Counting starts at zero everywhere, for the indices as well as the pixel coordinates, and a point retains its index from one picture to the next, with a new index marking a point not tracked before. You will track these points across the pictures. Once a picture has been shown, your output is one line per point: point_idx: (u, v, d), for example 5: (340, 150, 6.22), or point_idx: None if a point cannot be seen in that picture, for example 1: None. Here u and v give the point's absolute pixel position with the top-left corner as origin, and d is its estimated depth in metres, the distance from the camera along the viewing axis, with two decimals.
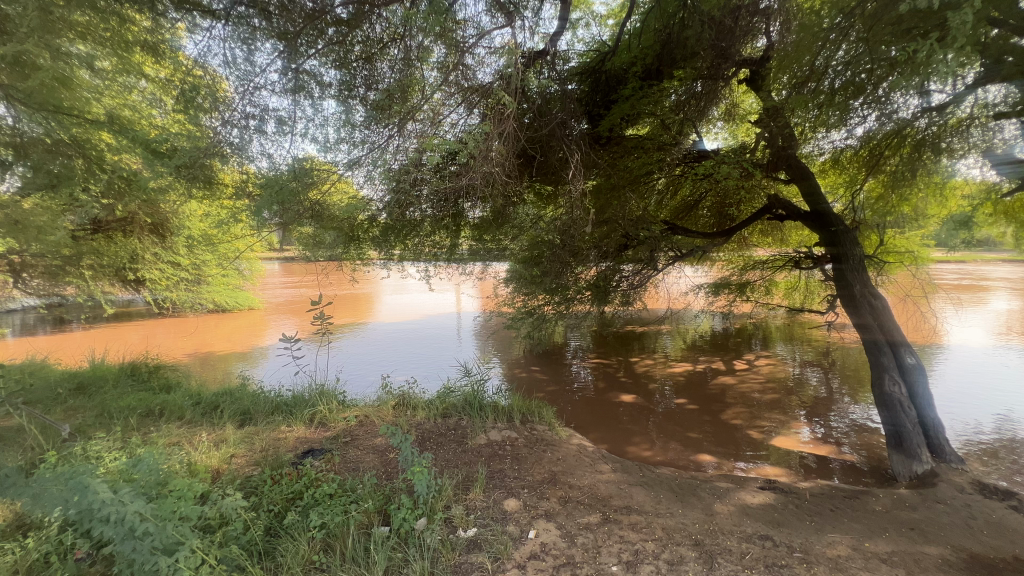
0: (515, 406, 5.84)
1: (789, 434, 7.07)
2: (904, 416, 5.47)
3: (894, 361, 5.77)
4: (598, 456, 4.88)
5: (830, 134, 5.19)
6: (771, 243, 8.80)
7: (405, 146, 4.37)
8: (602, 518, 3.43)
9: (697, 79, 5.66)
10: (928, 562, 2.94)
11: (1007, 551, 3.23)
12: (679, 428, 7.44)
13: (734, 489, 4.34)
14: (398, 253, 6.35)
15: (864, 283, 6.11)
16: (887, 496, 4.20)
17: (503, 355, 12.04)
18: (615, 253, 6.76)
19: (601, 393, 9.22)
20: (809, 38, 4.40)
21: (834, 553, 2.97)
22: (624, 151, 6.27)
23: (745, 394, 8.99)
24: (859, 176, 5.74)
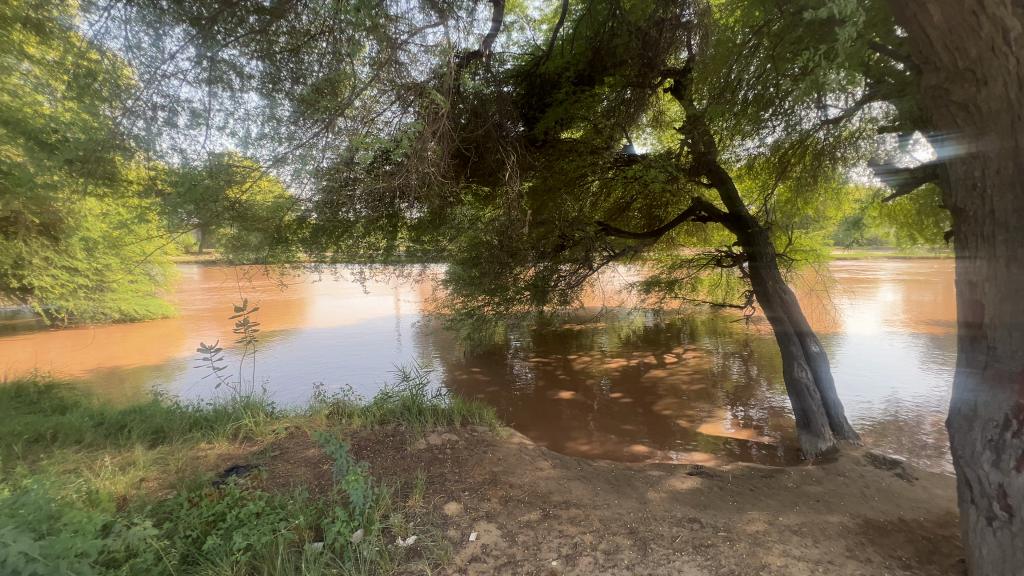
0: (455, 407, 5.79)
1: (714, 421, 7.58)
2: (809, 399, 6.02)
3: (801, 350, 6.33)
4: (538, 453, 4.96)
5: (745, 141, 5.65)
6: (696, 243, 9.48)
7: (337, 142, 4.19)
8: (542, 514, 3.48)
9: (627, 87, 5.84)
10: (831, 530, 3.26)
11: (894, 514, 3.63)
12: (615, 421, 7.74)
13: (665, 476, 4.58)
14: (331, 255, 6.04)
15: (775, 279, 6.60)
16: (797, 473, 4.62)
17: (444, 357, 11.93)
18: (552, 253, 6.82)
19: (541, 391, 9.37)
20: (723, 53, 4.76)
21: (753, 529, 3.22)
22: (559, 154, 6.40)
23: (675, 385, 9.53)
24: (769, 181, 6.28)
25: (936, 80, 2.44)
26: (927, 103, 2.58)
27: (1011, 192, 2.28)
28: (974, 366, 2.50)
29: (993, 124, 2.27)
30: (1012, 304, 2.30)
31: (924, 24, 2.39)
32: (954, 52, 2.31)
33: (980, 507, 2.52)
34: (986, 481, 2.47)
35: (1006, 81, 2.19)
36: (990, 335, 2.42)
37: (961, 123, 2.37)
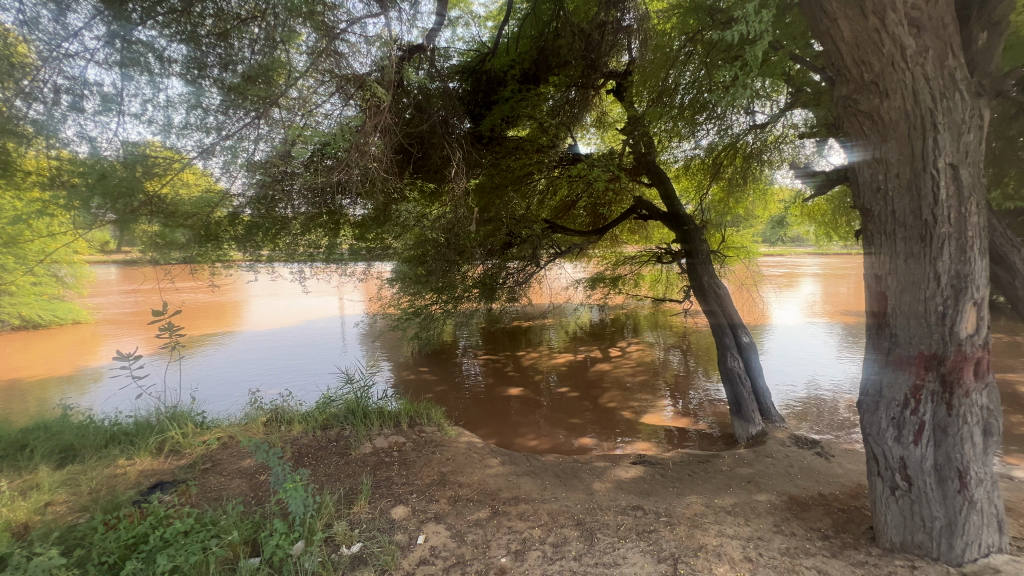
0: (402, 408, 5.65)
1: (656, 411, 7.92)
2: (741, 386, 6.42)
3: (734, 341, 6.73)
4: (488, 451, 4.95)
5: (682, 143, 5.91)
6: (638, 240, 9.87)
7: (271, 135, 4.04)
8: (491, 512, 3.48)
9: (571, 87, 6.12)
10: (760, 508, 3.50)
11: (814, 489, 3.94)
12: (563, 415, 7.89)
13: (611, 467, 4.71)
14: (267, 254, 5.71)
15: (710, 274, 6.95)
16: (731, 457, 4.91)
17: (391, 357, 11.64)
18: (500, 251, 6.83)
19: (490, 389, 9.37)
20: (662, 57, 4.94)
21: (691, 512, 3.39)
22: (505, 152, 6.35)
23: (620, 378, 9.85)
24: (704, 182, 6.61)
25: (846, 91, 2.65)
26: (839, 112, 2.78)
27: (908, 194, 2.52)
28: (879, 352, 2.75)
29: (893, 132, 2.51)
30: (910, 295, 2.56)
31: (836, 39, 2.60)
32: (860, 66, 2.53)
33: (884, 478, 2.77)
34: (889, 455, 2.73)
35: (903, 94, 2.44)
36: (893, 324, 2.67)
37: (868, 132, 2.59)
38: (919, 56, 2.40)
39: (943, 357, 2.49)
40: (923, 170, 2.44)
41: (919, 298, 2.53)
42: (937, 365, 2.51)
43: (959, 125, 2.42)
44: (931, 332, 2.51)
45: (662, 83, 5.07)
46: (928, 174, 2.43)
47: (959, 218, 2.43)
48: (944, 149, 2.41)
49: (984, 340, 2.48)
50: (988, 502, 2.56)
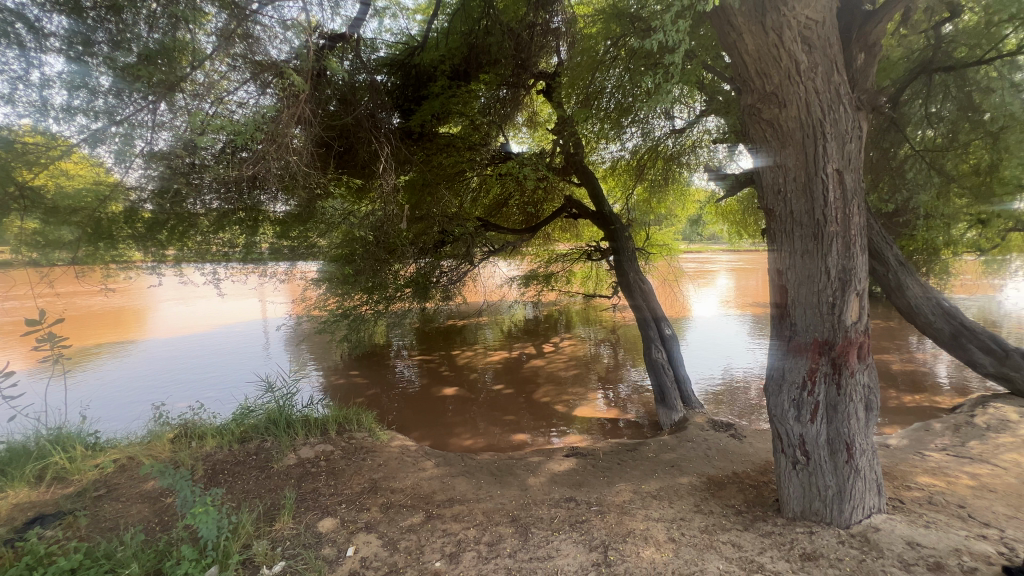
0: (331, 415, 5.37)
1: (588, 403, 8.18)
2: (664, 376, 6.78)
3: (657, 333, 7.11)
4: (422, 454, 4.85)
5: (609, 145, 6.15)
6: (569, 238, 10.10)
7: (173, 122, 3.70)
8: (425, 516, 3.41)
9: (502, 86, 6.09)
10: (682, 490, 3.72)
11: (729, 469, 4.26)
12: (498, 412, 7.93)
13: (545, 461, 4.80)
14: (174, 254, 5.18)
15: (635, 270, 7.29)
16: (656, 443, 5.18)
17: (320, 362, 11.08)
18: (433, 249, 6.76)
19: (425, 390, 9.20)
20: (588, 60, 5.10)
21: (620, 500, 3.53)
22: (436, 148, 6.18)
23: (553, 373, 10.08)
24: (630, 182, 6.88)
25: (750, 100, 2.87)
26: (745, 120, 3.00)
27: (804, 196, 2.78)
28: (781, 340, 3.01)
29: (790, 140, 2.75)
30: (806, 288, 2.82)
31: (741, 52, 2.81)
32: (762, 77, 2.76)
33: (787, 455, 3.03)
34: (790, 434, 2.99)
35: (798, 105, 2.69)
36: (792, 314, 2.92)
37: (770, 139, 2.82)
38: (810, 71, 2.66)
39: (833, 343, 2.79)
40: (815, 175, 2.71)
41: (813, 291, 2.80)
42: (828, 350, 2.81)
43: (843, 135, 2.71)
44: (824, 321, 2.79)
45: (589, 86, 5.25)
46: (819, 178, 2.70)
47: (845, 219, 2.72)
48: (832, 156, 2.68)
49: (865, 326, 2.80)
50: (869, 470, 2.90)
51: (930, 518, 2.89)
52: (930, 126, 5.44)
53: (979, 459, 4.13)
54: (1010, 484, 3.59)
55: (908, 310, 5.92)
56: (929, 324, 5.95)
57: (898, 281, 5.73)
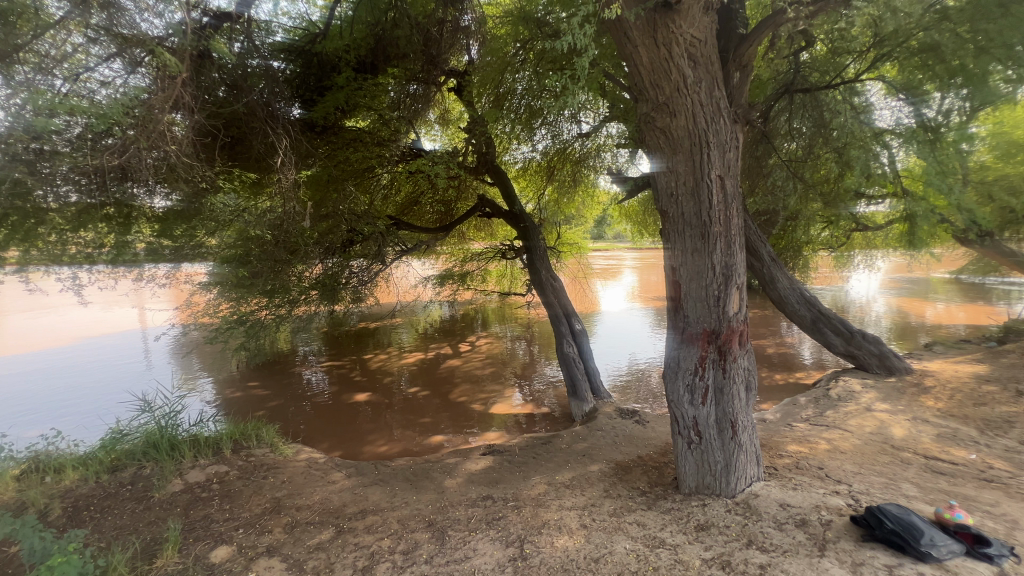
0: (225, 431, 4.87)
1: (504, 400, 8.30)
2: (575, 369, 7.04)
3: (568, 328, 7.38)
4: (331, 466, 4.58)
5: (522, 146, 6.30)
6: (483, 237, 10.17)
7: (9, 100, 3.03)
8: (335, 531, 3.22)
9: (412, 80, 5.94)
10: (593, 478, 3.90)
11: (635, 453, 4.55)
12: (414, 416, 7.74)
13: (462, 461, 4.77)
14: (18, 255, 4.35)
15: (547, 268, 7.51)
16: (569, 435, 5.39)
17: (212, 374, 10.00)
18: (340, 248, 6.36)
19: (334, 398, 8.70)
20: (498, 61, 5.12)
21: (535, 493, 3.63)
22: (342, 143, 5.86)
23: (469, 372, 10.06)
24: (540, 182, 7.12)
25: (645, 109, 3.08)
26: (642, 128, 3.20)
27: (692, 199, 3.03)
28: (676, 330, 3.26)
29: (680, 147, 2.99)
30: (696, 283, 3.09)
31: (637, 63, 3.02)
32: (655, 88, 2.97)
33: (683, 436, 3.30)
34: (685, 416, 3.26)
35: (686, 116, 2.93)
36: (685, 307, 3.17)
37: (663, 146, 3.04)
38: (695, 85, 2.92)
39: (719, 332, 3.10)
40: (702, 180, 2.97)
41: (702, 285, 3.07)
42: (715, 338, 3.11)
43: (724, 145, 3.01)
44: (711, 313, 3.08)
45: (499, 86, 5.30)
46: (705, 183, 2.97)
47: (726, 220, 3.03)
48: (715, 163, 2.97)
49: (744, 316, 3.15)
50: (750, 443, 3.26)
51: (797, 481, 3.33)
52: (793, 139, 6.14)
53: (833, 426, 4.83)
54: (855, 445, 4.25)
55: (778, 300, 6.77)
56: (794, 311, 6.86)
57: (770, 274, 6.57)
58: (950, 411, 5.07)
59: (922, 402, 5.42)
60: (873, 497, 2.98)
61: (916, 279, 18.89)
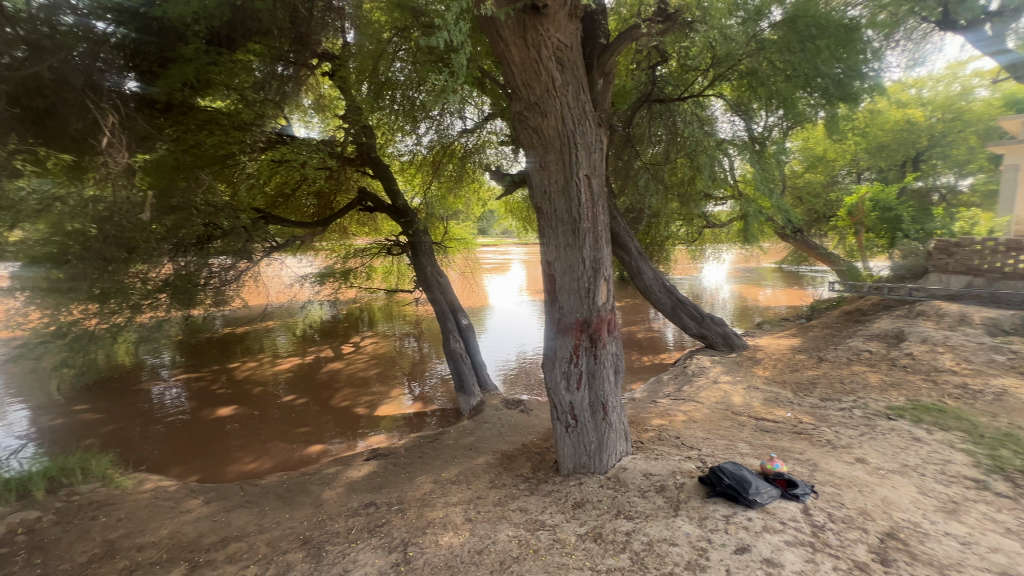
0: (37, 468, 3.98)
1: (392, 401, 8.01)
2: (462, 364, 7.04)
3: (455, 324, 7.38)
4: (185, 494, 3.99)
5: (405, 138, 6.22)
6: (368, 232, 9.63)
7: None
8: (188, 568, 2.83)
9: (278, 60, 5.28)
10: (479, 471, 3.95)
11: (520, 442, 4.70)
12: (289, 426, 7.11)
13: (342, 470, 4.50)
14: None
15: (432, 264, 7.42)
16: (456, 430, 5.38)
17: (22, 398, 8.15)
18: (194, 245, 5.47)
19: (192, 414, 7.65)
20: (376, 50, 4.89)
21: (420, 493, 3.56)
22: (193, 125, 5.15)
23: (353, 374, 9.53)
24: (428, 177, 7.09)
25: (519, 107, 3.16)
26: (516, 126, 3.28)
27: (563, 197, 3.20)
28: (553, 321, 3.42)
29: (550, 147, 3.13)
30: (569, 275, 3.27)
31: (509, 62, 3.07)
32: (527, 88, 3.07)
33: (561, 421, 3.47)
34: (563, 402, 3.44)
35: (555, 117, 3.07)
36: (560, 298, 3.34)
37: (535, 145, 3.16)
38: (563, 88, 3.08)
39: (590, 321, 3.32)
40: (571, 179, 3.15)
41: (574, 278, 3.26)
42: (587, 327, 3.33)
43: (590, 146, 3.22)
44: (582, 303, 3.29)
45: (380, 74, 5.15)
46: (575, 181, 3.15)
47: (594, 217, 3.25)
48: (582, 163, 3.16)
49: (611, 305, 3.41)
50: (619, 422, 3.55)
51: (658, 451, 3.72)
52: (653, 145, 6.82)
53: (688, 399, 5.50)
54: (705, 414, 4.89)
55: (644, 289, 7.50)
56: (658, 299, 7.65)
57: (637, 265, 7.26)
58: (773, 378, 6.08)
59: (755, 373, 6.41)
60: (717, 458, 3.45)
61: (752, 270, 22.30)
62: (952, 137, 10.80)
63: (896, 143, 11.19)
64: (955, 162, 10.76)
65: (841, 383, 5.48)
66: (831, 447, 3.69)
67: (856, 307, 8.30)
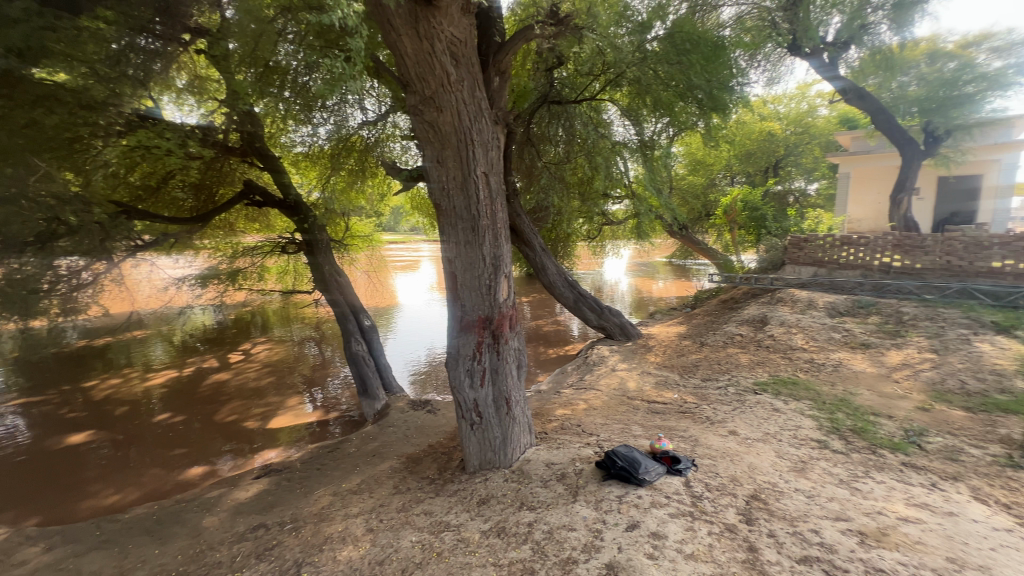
0: None
1: (288, 411, 7.42)
2: (365, 367, 6.73)
3: (356, 325, 7.02)
4: (19, 542, 3.33)
5: (300, 127, 5.77)
6: (259, 230, 8.74)
7: None
8: None
9: (140, 33, 4.60)
10: (383, 477, 3.80)
11: (426, 443, 4.61)
12: (164, 448, 6.28)
13: (227, 492, 4.07)
14: None
15: (331, 263, 6.96)
16: (358, 437, 5.14)
17: None
18: (37, 244, 4.57)
19: (33, 445, 6.43)
20: (263, 31, 4.24)
21: (317, 508, 3.34)
22: (28, 103, 4.15)
23: (242, 385, 8.67)
24: (326, 170, 6.68)
25: (414, 101, 3.07)
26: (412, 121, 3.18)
27: (462, 194, 3.17)
28: (455, 319, 3.39)
29: (447, 142, 3.08)
30: (469, 273, 3.26)
31: (402, 53, 2.97)
32: (421, 82, 2.99)
33: (465, 419, 3.45)
34: (466, 400, 3.42)
35: (451, 112, 3.03)
36: (462, 296, 3.32)
37: (432, 140, 3.10)
38: (458, 84, 3.04)
39: (491, 317, 3.34)
40: (469, 175, 3.13)
41: (474, 275, 3.26)
42: (489, 324, 3.35)
43: (487, 143, 3.23)
44: (484, 300, 3.30)
45: (269, 57, 4.65)
46: (472, 178, 3.14)
47: (492, 214, 3.27)
48: (480, 160, 3.16)
49: (512, 301, 3.46)
50: (522, 416, 3.62)
51: (560, 440, 3.86)
52: (554, 144, 7.02)
53: (590, 388, 5.80)
54: (604, 401, 5.19)
55: (548, 285, 7.77)
56: (561, 294, 7.95)
57: (541, 262, 7.49)
58: (663, 363, 6.64)
59: (648, 359, 6.94)
60: (612, 442, 3.67)
61: (647, 264, 24.14)
62: (802, 148, 12.69)
63: (760, 152, 12.74)
64: (805, 168, 12.80)
65: (718, 364, 6.14)
66: (709, 422, 4.11)
67: (730, 296, 9.34)
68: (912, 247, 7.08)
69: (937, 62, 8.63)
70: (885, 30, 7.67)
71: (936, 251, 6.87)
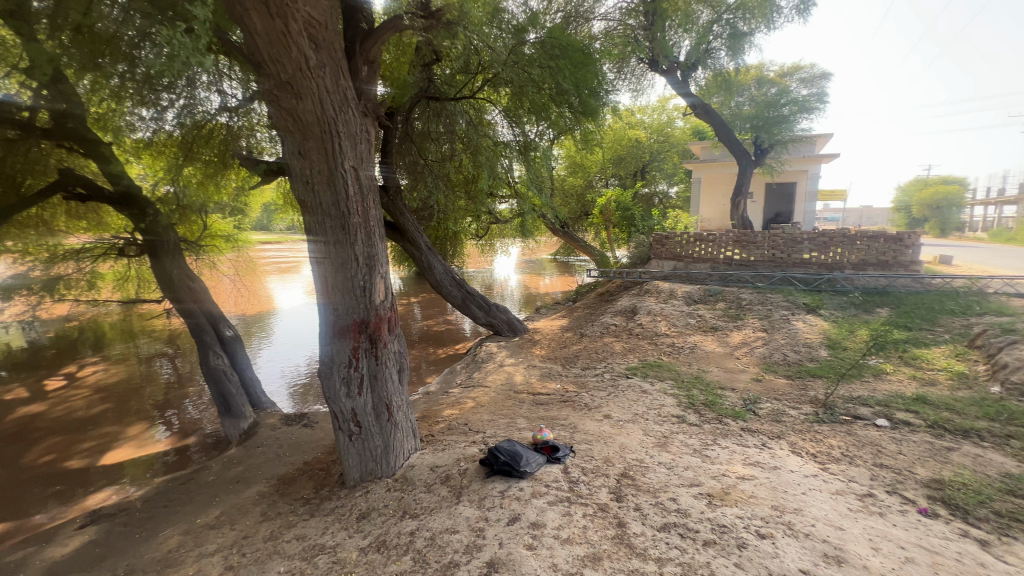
0: None
1: (130, 442, 6.31)
2: (229, 383, 5.94)
3: (216, 337, 6.10)
4: None
5: (140, 110, 4.83)
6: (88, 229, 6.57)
7: None
8: None
9: None
10: (247, 505, 3.40)
11: (301, 461, 4.24)
12: None
13: (38, 550, 3.32)
14: None
15: (181, 267, 5.90)
16: (219, 463, 4.55)
17: None
18: None
19: None
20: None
21: (162, 553, 2.87)
22: None
23: (65, 417, 7.15)
24: (174, 160, 5.76)
25: (268, 84, 2.77)
26: (268, 108, 2.87)
27: (329, 189, 2.94)
28: (328, 323, 3.15)
29: (309, 132, 2.83)
30: (341, 274, 3.04)
31: (251, 30, 2.64)
32: (276, 64, 2.70)
33: (343, 429, 3.24)
34: (343, 410, 3.21)
35: (313, 100, 2.79)
36: (333, 298, 3.10)
37: (291, 129, 2.83)
38: (319, 70, 2.80)
39: (368, 321, 3.16)
40: (336, 170, 2.91)
41: (347, 277, 3.05)
42: (365, 327, 3.16)
43: (355, 136, 3.05)
44: (358, 303, 3.11)
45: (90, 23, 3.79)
46: (340, 172, 2.93)
47: (364, 211, 3.09)
48: (347, 154, 2.96)
49: (389, 302, 3.32)
50: (405, 421, 3.49)
51: (447, 441, 3.80)
52: (436, 142, 6.88)
53: (477, 385, 5.84)
54: (491, 397, 5.25)
55: (435, 284, 7.64)
56: (448, 292, 7.86)
57: (426, 261, 7.35)
58: (548, 355, 6.94)
59: (533, 353, 7.20)
60: (497, 438, 3.72)
61: (535, 261, 25.09)
62: (663, 155, 14.14)
63: (630, 157, 13.93)
64: (666, 173, 14.45)
65: (596, 353, 6.59)
66: (587, 409, 4.38)
67: (606, 289, 10.10)
68: (747, 242, 8.31)
69: (763, 87, 10.55)
70: (723, 56, 8.87)
71: (764, 245, 8.14)
